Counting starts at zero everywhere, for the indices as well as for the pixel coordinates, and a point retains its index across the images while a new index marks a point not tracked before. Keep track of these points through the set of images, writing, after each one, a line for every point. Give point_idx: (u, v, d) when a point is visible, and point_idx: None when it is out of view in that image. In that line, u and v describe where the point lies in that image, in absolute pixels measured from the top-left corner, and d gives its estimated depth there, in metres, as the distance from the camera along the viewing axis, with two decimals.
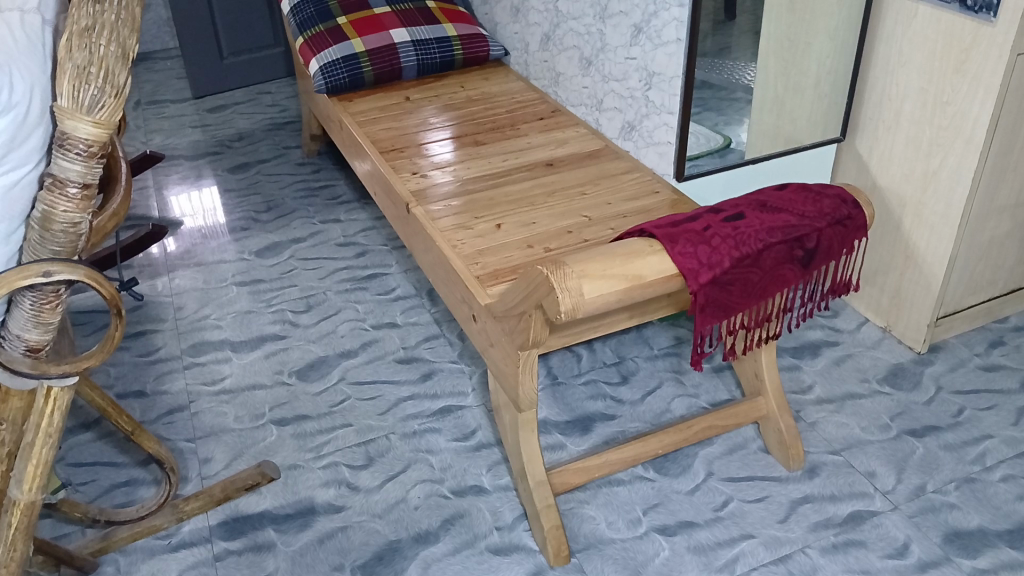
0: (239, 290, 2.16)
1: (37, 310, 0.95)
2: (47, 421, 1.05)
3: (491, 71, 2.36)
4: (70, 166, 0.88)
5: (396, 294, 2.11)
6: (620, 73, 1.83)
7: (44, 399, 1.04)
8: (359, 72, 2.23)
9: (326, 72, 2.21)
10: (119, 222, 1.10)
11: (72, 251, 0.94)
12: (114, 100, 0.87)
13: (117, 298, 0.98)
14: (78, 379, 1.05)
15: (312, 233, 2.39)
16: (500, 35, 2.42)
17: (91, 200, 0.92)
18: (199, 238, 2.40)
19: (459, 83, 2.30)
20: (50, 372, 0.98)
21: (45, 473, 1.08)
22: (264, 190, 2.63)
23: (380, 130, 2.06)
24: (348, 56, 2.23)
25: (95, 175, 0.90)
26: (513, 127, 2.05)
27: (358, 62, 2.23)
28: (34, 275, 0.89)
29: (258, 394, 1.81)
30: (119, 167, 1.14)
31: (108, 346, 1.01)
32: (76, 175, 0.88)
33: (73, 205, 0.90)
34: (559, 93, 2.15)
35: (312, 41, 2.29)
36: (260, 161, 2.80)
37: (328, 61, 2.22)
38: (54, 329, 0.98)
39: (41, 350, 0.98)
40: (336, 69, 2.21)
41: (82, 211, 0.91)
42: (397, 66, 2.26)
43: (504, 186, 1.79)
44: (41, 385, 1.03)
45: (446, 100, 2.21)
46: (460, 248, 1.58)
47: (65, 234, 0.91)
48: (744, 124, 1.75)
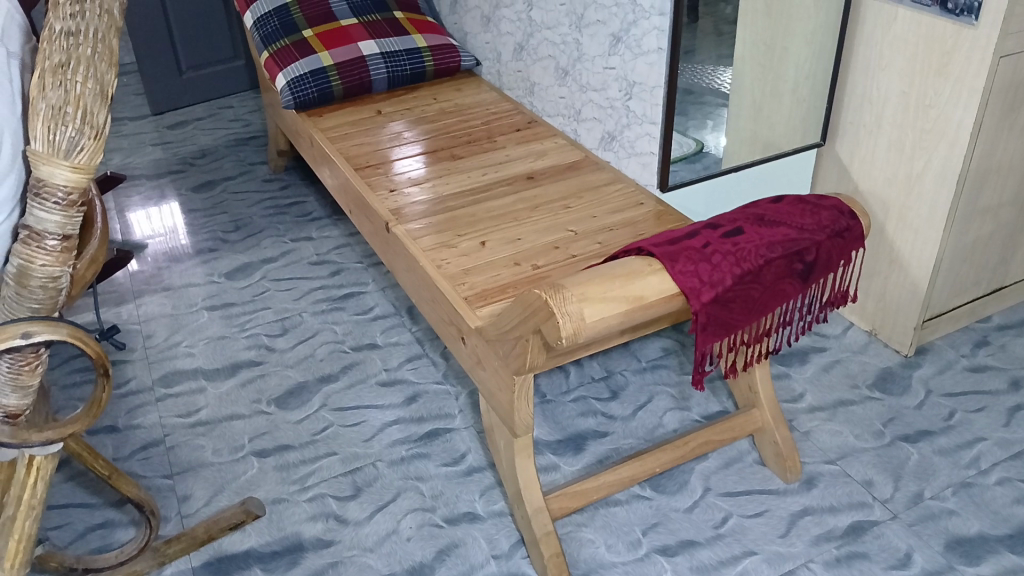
0: (210, 315, 2.08)
1: (15, 372, 0.88)
2: (29, 492, 1.00)
3: (463, 82, 2.32)
4: (47, 216, 0.81)
5: (374, 314, 2.05)
6: (599, 82, 1.80)
7: (26, 469, 1.00)
8: (328, 87, 2.17)
9: (294, 86, 2.14)
10: (97, 269, 1.03)
11: (52, 308, 0.88)
12: (93, 142, 0.81)
13: (103, 357, 0.92)
14: (62, 447, 0.99)
15: (284, 252, 2.32)
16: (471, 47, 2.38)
17: (71, 251, 0.86)
18: (165, 262, 2.32)
19: (431, 95, 2.25)
20: (31, 441, 0.92)
21: (27, 548, 1.00)
22: (231, 209, 2.55)
23: (353, 145, 2.01)
24: (316, 69, 2.17)
25: (76, 223, 0.84)
26: (489, 140, 2.01)
27: (326, 76, 2.17)
28: (12, 338, 0.83)
29: (236, 425, 1.74)
30: (94, 205, 1.07)
31: (93, 410, 0.96)
32: (55, 226, 0.82)
33: (52, 258, 0.84)
34: (534, 103, 2.12)
35: (277, 55, 2.22)
36: (226, 179, 2.72)
37: (295, 75, 2.16)
38: (34, 393, 0.91)
39: (20, 416, 0.91)
40: (304, 84, 2.15)
41: (62, 264, 0.85)
42: (367, 80, 2.21)
43: (485, 202, 1.75)
44: (20, 457, 0.99)
45: (419, 114, 2.16)
46: (445, 268, 1.53)
47: (44, 290, 0.85)
48: (709, 128, 1.69)
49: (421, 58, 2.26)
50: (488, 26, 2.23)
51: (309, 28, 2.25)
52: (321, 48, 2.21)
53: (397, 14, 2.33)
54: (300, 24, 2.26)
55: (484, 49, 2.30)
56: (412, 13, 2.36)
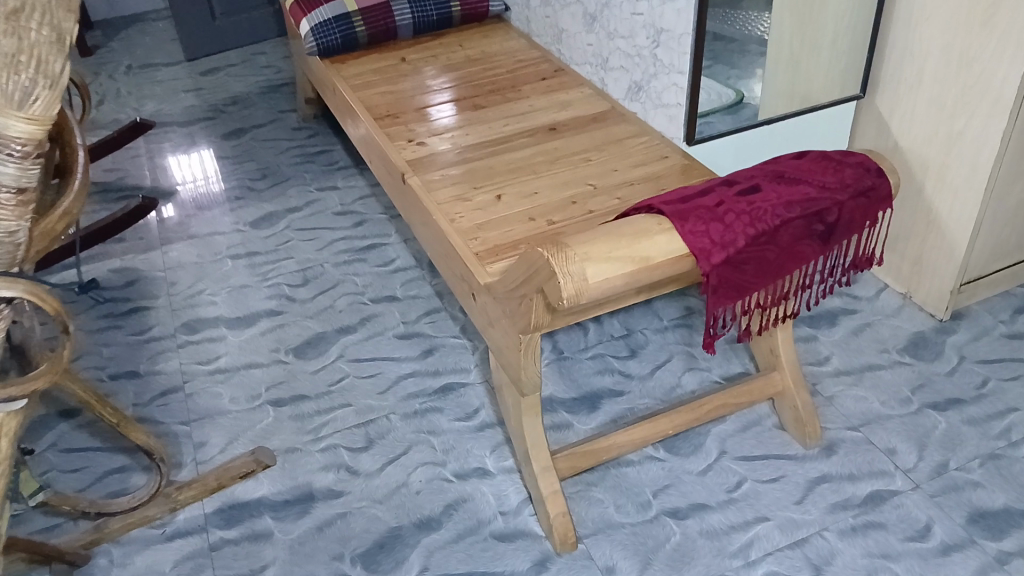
0: (234, 264, 2.09)
1: None
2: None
3: (490, 28, 2.25)
4: (3, 169, 0.82)
5: (395, 266, 2.03)
6: (627, 29, 1.73)
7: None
8: (353, 34, 2.13)
9: (318, 32, 2.11)
10: (72, 221, 1.06)
11: (10, 263, 0.91)
12: (48, 92, 0.82)
13: (61, 311, 0.94)
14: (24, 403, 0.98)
15: (308, 202, 2.31)
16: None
17: (27, 205, 0.88)
18: (193, 209, 2.33)
19: (457, 42, 2.19)
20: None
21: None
22: (259, 157, 2.54)
23: (375, 94, 1.97)
24: (340, 15, 2.13)
25: (32, 177, 0.85)
26: (513, 89, 1.95)
27: (350, 22, 2.13)
28: None
29: (255, 374, 1.75)
30: (76, 158, 1.13)
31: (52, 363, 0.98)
32: (10, 178, 0.83)
33: (7, 211, 0.86)
34: (562, 51, 2.05)
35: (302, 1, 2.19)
36: (255, 126, 2.71)
37: (319, 21, 2.12)
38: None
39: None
40: (328, 29, 2.11)
41: (17, 218, 0.88)
42: (392, 26, 2.16)
43: (504, 154, 1.70)
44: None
45: (444, 61, 2.11)
46: (458, 222, 1.50)
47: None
48: (756, 77, 1.63)
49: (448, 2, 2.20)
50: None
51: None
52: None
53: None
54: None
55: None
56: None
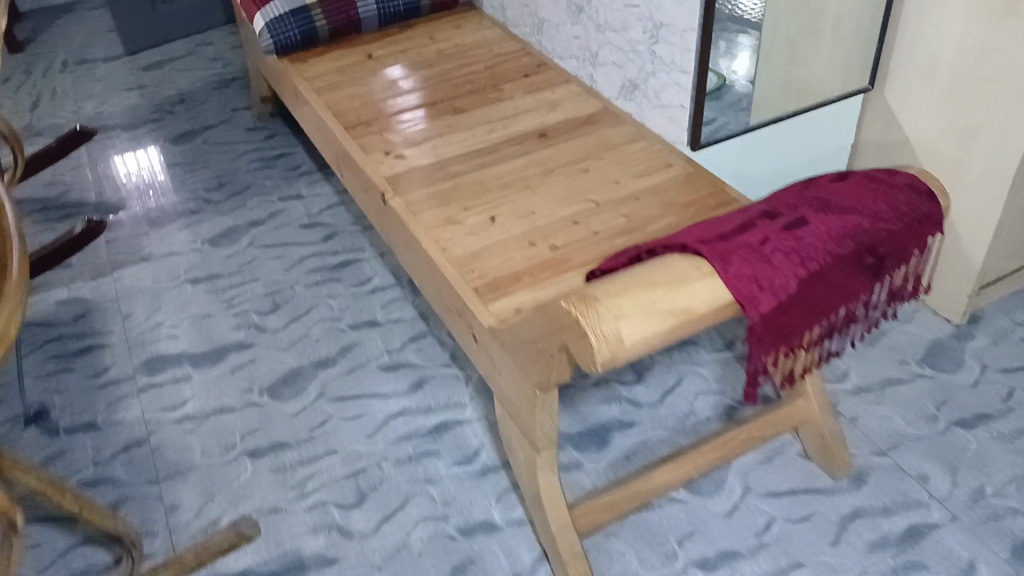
0: (195, 289, 1.91)
1: None
2: None
3: (461, 18, 2.08)
4: None
5: (373, 285, 1.87)
6: (619, 22, 1.57)
7: None
8: (310, 29, 1.94)
9: (273, 28, 1.91)
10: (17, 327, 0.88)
11: None
12: None
13: None
14: None
15: (271, 214, 2.13)
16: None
17: None
18: (144, 226, 2.13)
19: (427, 34, 2.02)
20: None
21: None
22: (213, 162, 2.34)
23: (342, 98, 1.78)
24: (297, 9, 1.94)
25: None
26: (494, 88, 1.78)
27: (309, 15, 1.94)
28: None
29: (227, 420, 1.59)
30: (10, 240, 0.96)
31: None
32: None
33: None
34: (543, 43, 1.89)
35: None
36: (207, 128, 2.50)
37: (274, 16, 1.92)
38: None
39: None
40: (284, 25, 1.92)
41: None
42: (354, 18, 1.97)
43: (492, 165, 1.54)
44: None
45: (414, 57, 1.93)
46: (450, 250, 1.34)
47: None
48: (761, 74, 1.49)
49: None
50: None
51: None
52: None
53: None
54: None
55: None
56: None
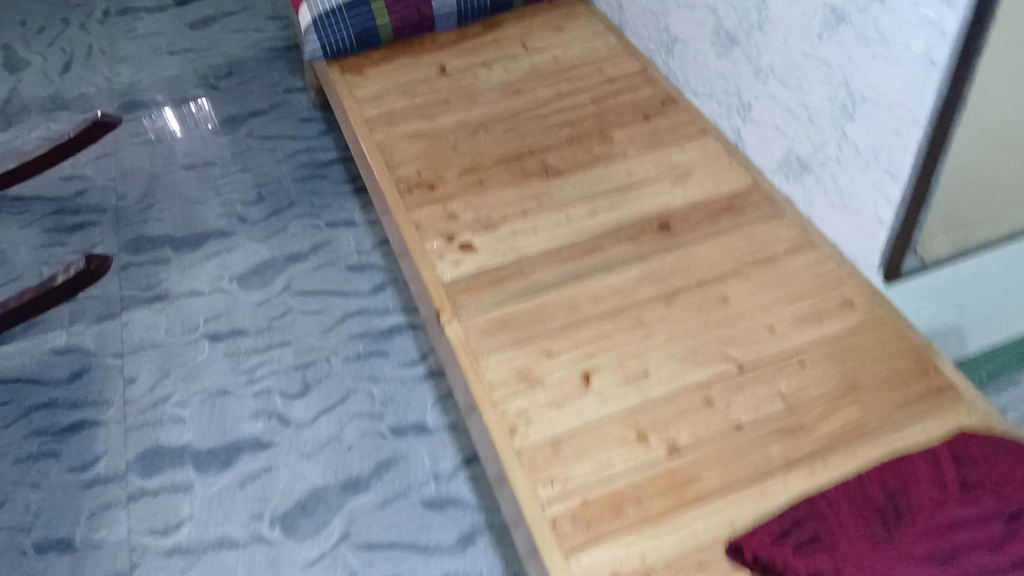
0: (212, 350, 1.57)
1: None
2: None
3: (565, 13, 1.64)
4: None
5: (426, 368, 1.51)
6: (796, 77, 1.11)
7: None
8: (370, 31, 1.55)
9: (322, 27, 1.53)
10: None
11: None
12: None
13: None
14: None
15: (316, 245, 1.76)
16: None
17: None
18: (167, 249, 1.79)
19: (518, 40, 1.59)
20: None
21: None
22: (255, 164, 1.99)
23: (402, 141, 1.37)
24: (353, 1, 1.54)
25: None
26: (602, 136, 1.35)
27: (368, 11, 1.54)
28: None
29: (227, 561, 1.25)
30: None
31: None
32: None
33: None
34: (673, 67, 1.43)
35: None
36: (256, 120, 2.13)
37: (324, 10, 1.53)
38: None
39: None
40: (335, 24, 1.53)
41: None
42: (427, 15, 1.57)
43: (594, 275, 1.11)
44: None
45: (502, 77, 1.51)
46: (524, 436, 0.92)
47: None
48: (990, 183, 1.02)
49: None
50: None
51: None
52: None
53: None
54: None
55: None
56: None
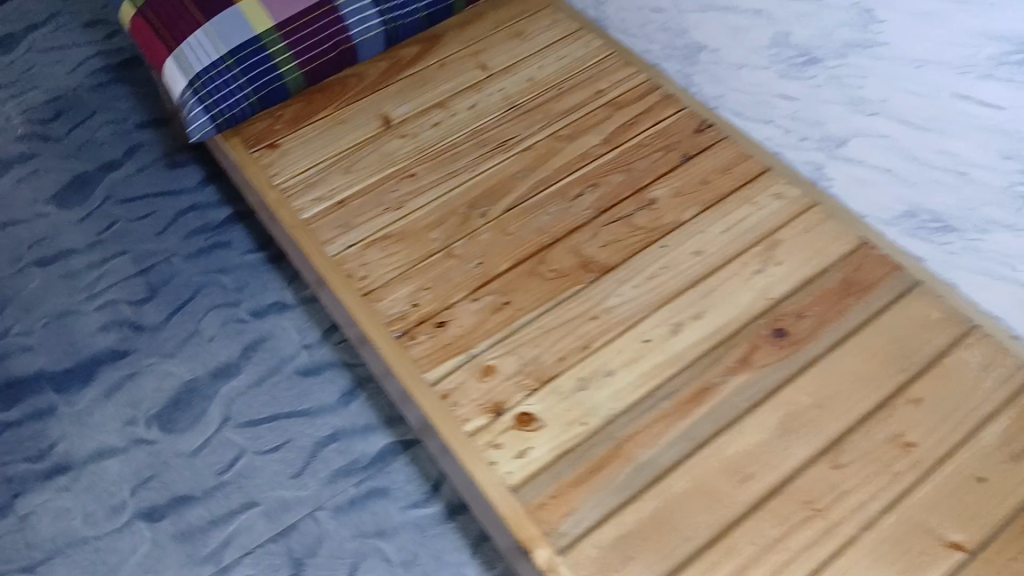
0: (155, 540, 1.14)
1: None
2: None
3: (520, 7, 1.26)
4: None
5: (446, 505, 1.17)
6: (935, 122, 0.83)
7: None
8: (275, 82, 1.12)
9: (207, 92, 1.09)
10: None
11: None
12: None
13: None
14: None
15: (248, 348, 1.35)
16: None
17: None
18: (45, 391, 1.32)
19: (473, 59, 1.20)
20: None
21: None
22: (132, 245, 1.54)
23: (375, 251, 0.99)
24: (240, 48, 1.11)
25: None
26: (640, 196, 1.02)
27: (267, 57, 1.12)
28: None
29: None
30: None
31: None
32: None
33: None
34: (695, 78, 1.11)
35: (154, 9, 1.16)
36: (114, 176, 1.66)
37: (203, 68, 1.10)
38: None
39: None
40: (224, 83, 1.10)
41: None
42: (346, 47, 1.16)
43: (727, 438, 0.82)
44: None
45: (471, 123, 1.13)
46: None
47: None
48: None
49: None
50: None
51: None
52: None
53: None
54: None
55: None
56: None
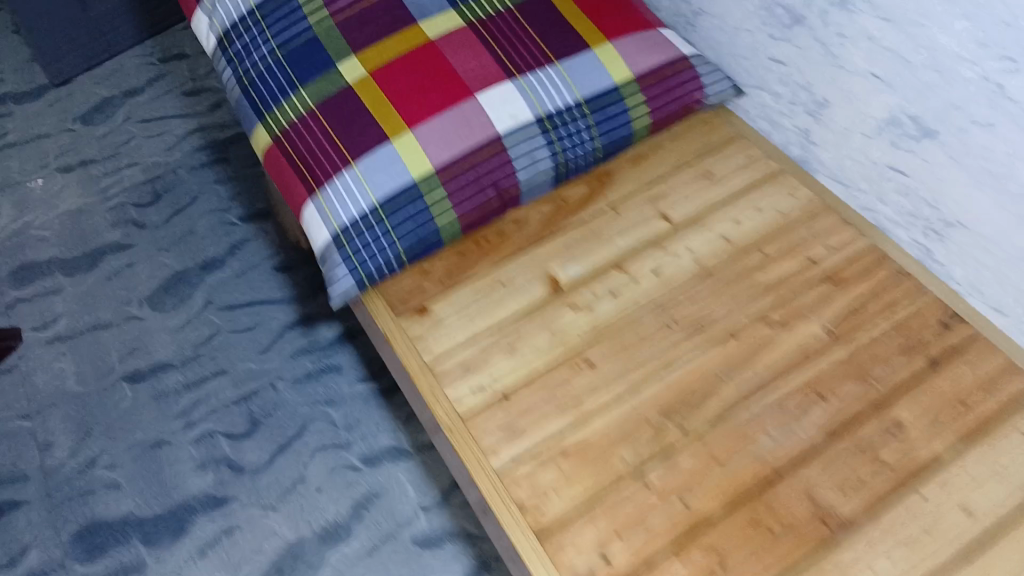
0: None
1: None
2: None
3: (702, 140, 1.09)
4: None
5: None
6: None
7: None
8: (432, 237, 0.94)
9: (353, 248, 0.93)
10: None
11: None
12: None
13: None
14: None
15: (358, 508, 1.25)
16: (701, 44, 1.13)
17: None
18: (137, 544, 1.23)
19: (652, 205, 1.03)
20: None
21: None
22: (234, 365, 1.42)
23: (552, 472, 0.81)
24: (396, 196, 0.93)
25: None
26: (879, 419, 0.83)
27: (424, 207, 0.94)
28: None
29: None
30: None
31: None
32: None
33: None
34: (945, 255, 0.90)
35: (291, 138, 0.98)
36: (215, 278, 1.55)
37: (351, 218, 0.93)
38: None
39: None
40: (373, 238, 0.93)
41: None
42: (511, 195, 0.98)
43: None
44: None
45: (656, 294, 0.94)
46: None
47: None
48: None
49: (622, 104, 1.01)
50: (774, 30, 0.98)
51: (355, 59, 1.00)
52: (393, 122, 0.96)
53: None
54: (336, 51, 1.00)
55: (752, 56, 1.04)
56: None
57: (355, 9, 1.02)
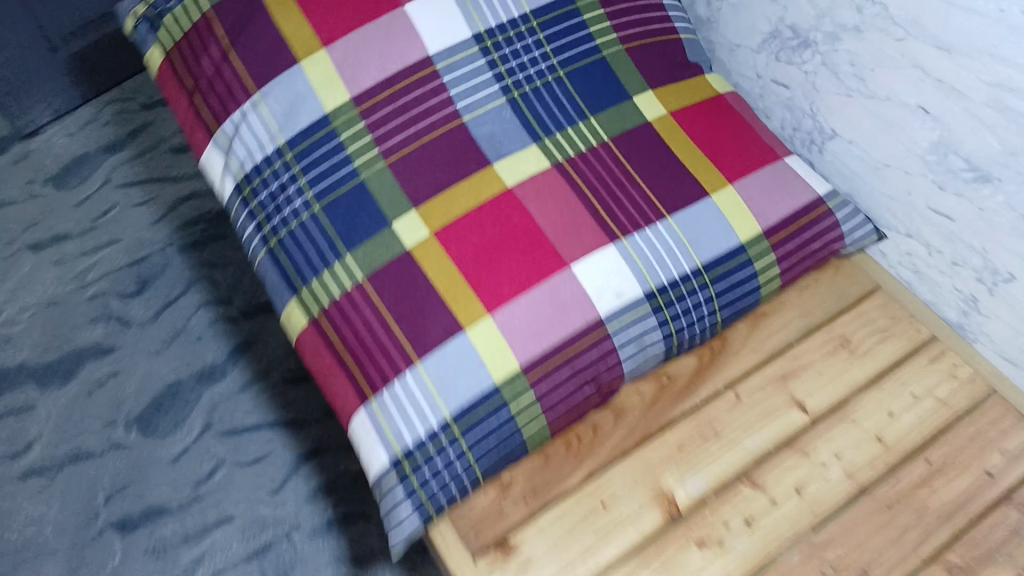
0: None
1: None
2: None
3: (833, 295, 0.89)
4: None
5: None
6: None
7: None
8: (515, 446, 0.75)
9: (421, 473, 0.73)
10: None
11: None
12: None
13: None
14: None
15: None
16: (827, 171, 0.95)
17: None
18: None
19: (783, 389, 0.83)
20: None
21: None
22: (242, 509, 1.21)
23: None
24: (474, 405, 0.74)
25: None
26: None
27: (508, 415, 0.74)
28: None
29: None
30: None
31: None
32: None
33: None
34: None
35: (334, 321, 0.78)
36: (214, 393, 1.32)
37: (418, 436, 0.73)
38: None
39: None
40: (447, 459, 0.73)
41: None
42: (612, 387, 0.78)
43: None
44: None
45: (803, 525, 0.76)
46: None
47: None
48: None
49: (752, 267, 0.81)
50: (943, 180, 0.80)
51: (415, 213, 0.79)
52: (467, 299, 0.76)
53: (649, 98, 0.86)
54: (388, 202, 0.79)
55: (902, 200, 0.86)
56: (673, 87, 0.88)
57: (414, 147, 0.81)
